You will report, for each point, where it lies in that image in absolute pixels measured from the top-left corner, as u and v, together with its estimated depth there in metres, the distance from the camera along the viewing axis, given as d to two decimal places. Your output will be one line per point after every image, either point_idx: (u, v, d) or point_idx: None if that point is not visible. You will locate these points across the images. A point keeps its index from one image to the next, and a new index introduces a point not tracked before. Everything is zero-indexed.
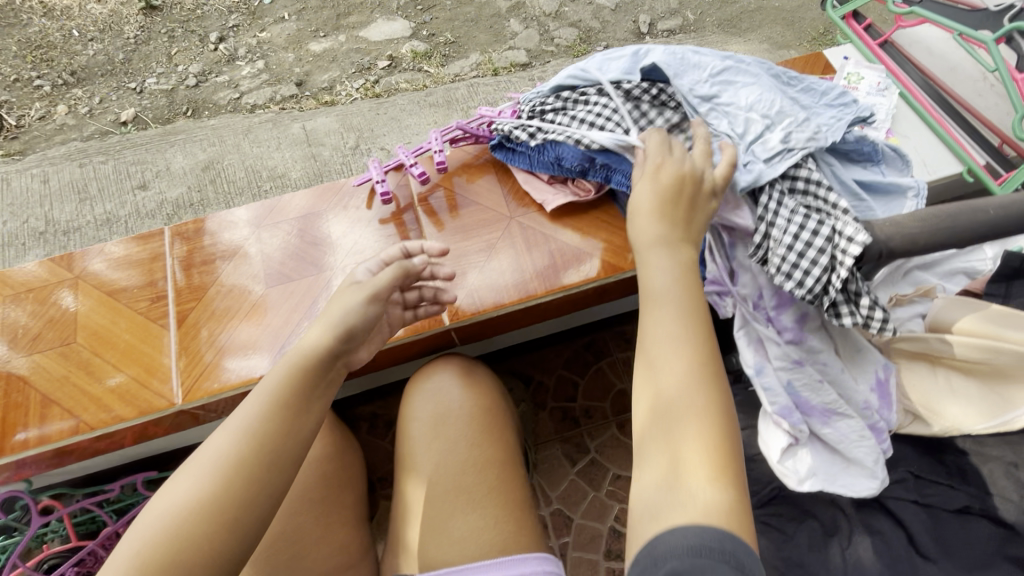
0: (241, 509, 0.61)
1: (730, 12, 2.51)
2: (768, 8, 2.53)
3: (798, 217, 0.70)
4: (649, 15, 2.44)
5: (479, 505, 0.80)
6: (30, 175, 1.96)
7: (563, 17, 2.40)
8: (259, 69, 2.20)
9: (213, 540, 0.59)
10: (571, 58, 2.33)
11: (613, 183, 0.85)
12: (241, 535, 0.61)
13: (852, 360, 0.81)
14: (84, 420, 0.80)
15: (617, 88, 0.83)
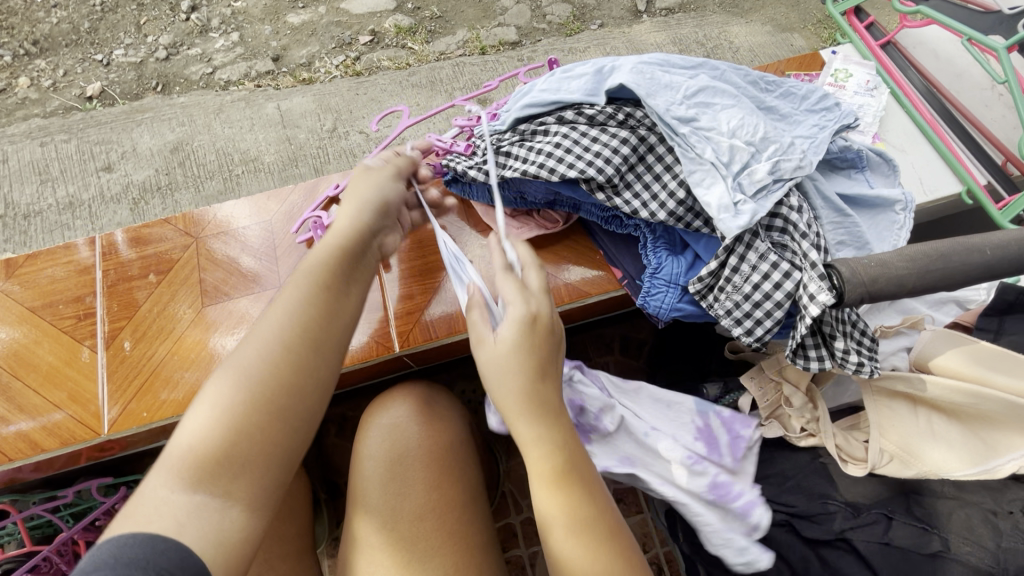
0: (289, 392, 0.60)
1: None
2: None
3: (764, 264, 0.63)
4: None
5: (436, 552, 0.77)
6: None
7: None
8: (233, 42, 2.07)
9: (268, 426, 0.58)
10: (563, 37, 2.20)
11: (584, 213, 0.73)
12: (294, 418, 0.60)
13: (665, 417, 0.83)
14: (4, 450, 0.76)
15: (578, 115, 0.66)
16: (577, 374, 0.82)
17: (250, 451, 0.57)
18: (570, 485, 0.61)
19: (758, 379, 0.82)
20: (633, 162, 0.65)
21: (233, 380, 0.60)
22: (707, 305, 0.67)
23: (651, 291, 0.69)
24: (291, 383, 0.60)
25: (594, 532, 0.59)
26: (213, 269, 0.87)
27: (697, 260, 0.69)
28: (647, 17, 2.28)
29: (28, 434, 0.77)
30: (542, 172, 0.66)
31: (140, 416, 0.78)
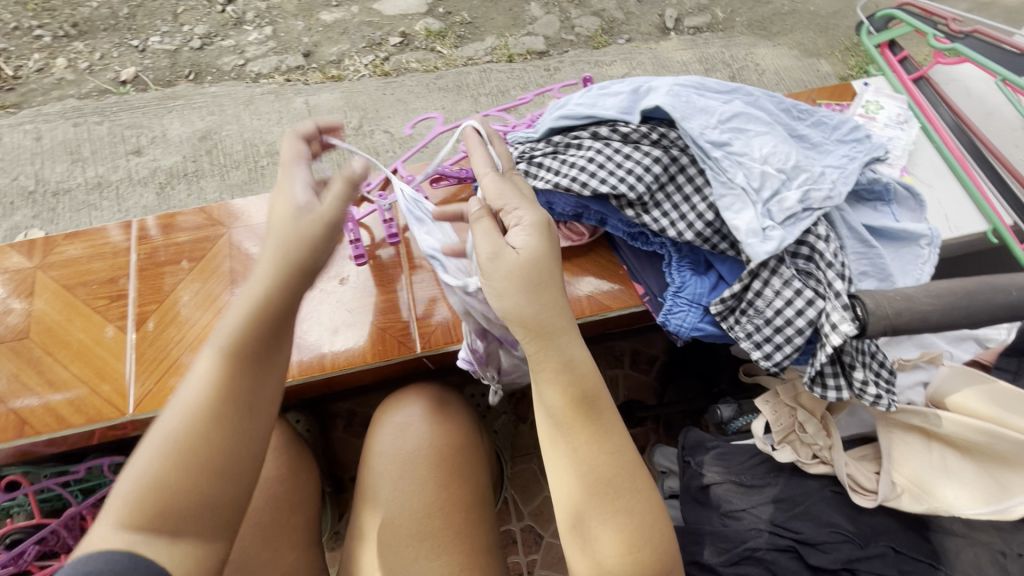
0: (226, 450, 0.56)
1: (762, 13, 2.39)
2: (803, 12, 2.41)
3: (788, 290, 0.64)
4: (676, 9, 2.33)
5: (441, 553, 0.78)
6: (23, 131, 1.90)
7: (586, 5, 2.29)
8: (266, 36, 2.11)
9: (203, 482, 0.55)
10: (590, 49, 2.23)
11: (609, 228, 0.74)
12: (231, 473, 0.57)
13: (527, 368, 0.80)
14: (31, 422, 0.78)
15: (612, 132, 0.68)
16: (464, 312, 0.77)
17: (185, 509, 0.54)
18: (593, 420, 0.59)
19: (771, 401, 0.79)
20: (663, 181, 0.66)
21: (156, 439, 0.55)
22: (728, 328, 0.68)
23: (673, 309, 0.70)
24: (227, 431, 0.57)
25: (615, 472, 0.59)
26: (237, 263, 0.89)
27: (720, 282, 0.70)
28: (674, 35, 2.29)
29: (55, 409, 0.79)
30: (574, 185, 0.67)
31: (166, 398, 0.80)
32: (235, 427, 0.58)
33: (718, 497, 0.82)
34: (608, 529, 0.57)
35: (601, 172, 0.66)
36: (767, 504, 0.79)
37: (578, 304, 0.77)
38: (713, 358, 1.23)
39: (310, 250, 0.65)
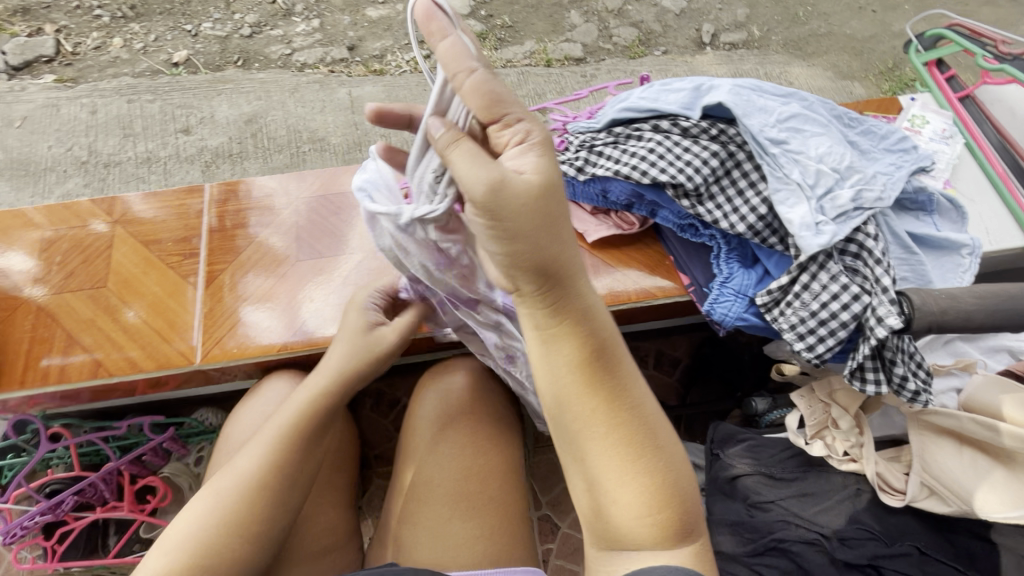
0: (261, 523, 0.69)
1: (798, 33, 2.42)
2: (840, 34, 2.43)
3: (834, 285, 0.67)
4: (713, 25, 2.37)
5: (470, 516, 0.81)
6: (79, 104, 1.98)
7: (625, 16, 2.33)
8: (313, 28, 2.19)
9: (235, 548, 0.67)
10: (627, 59, 2.27)
11: (659, 219, 0.77)
12: (260, 545, 0.69)
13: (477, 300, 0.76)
14: (106, 365, 0.83)
15: (673, 126, 0.71)
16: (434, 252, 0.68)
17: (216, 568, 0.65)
18: (594, 374, 0.57)
19: (806, 396, 0.82)
20: (720, 175, 0.70)
21: (205, 503, 0.68)
22: (771, 319, 0.71)
23: (719, 299, 0.73)
24: (267, 508, 0.70)
25: (610, 430, 0.57)
26: (284, 241, 0.94)
27: (766, 276, 0.73)
28: (709, 50, 2.33)
29: (127, 354, 0.84)
30: (634, 174, 0.71)
31: (234, 351, 0.85)
32: (272, 506, 0.70)
33: (746, 487, 0.84)
34: (582, 487, 0.59)
35: (661, 163, 0.70)
36: (796, 497, 0.81)
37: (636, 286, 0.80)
38: (738, 361, 1.25)
39: (358, 366, 0.80)
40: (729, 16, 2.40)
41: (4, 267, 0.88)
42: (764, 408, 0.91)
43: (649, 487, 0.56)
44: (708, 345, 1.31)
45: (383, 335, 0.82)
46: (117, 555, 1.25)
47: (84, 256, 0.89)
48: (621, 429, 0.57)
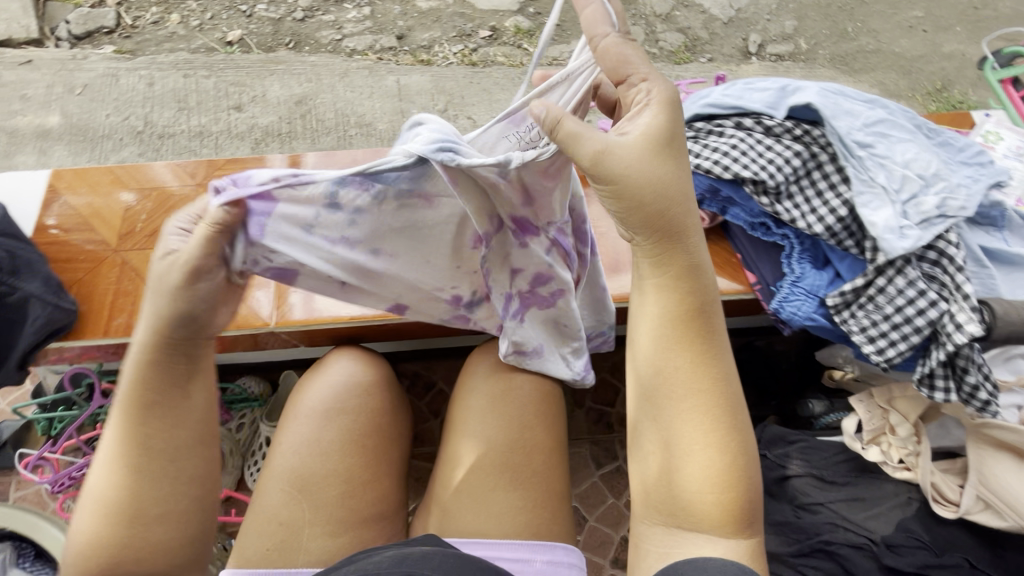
0: (139, 462, 0.65)
1: (846, 48, 2.38)
2: (888, 52, 2.39)
3: (911, 290, 0.68)
4: (761, 35, 2.34)
5: (513, 487, 0.85)
6: (137, 76, 2.02)
7: (672, 21, 2.31)
8: (364, 16, 2.22)
9: (121, 490, 0.64)
10: (672, 63, 2.24)
11: (728, 217, 0.79)
12: (156, 483, 0.65)
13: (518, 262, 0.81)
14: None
15: (757, 124, 0.73)
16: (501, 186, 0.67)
17: (154, 513, 0.65)
18: (697, 337, 0.60)
19: (866, 401, 0.83)
20: (800, 175, 0.71)
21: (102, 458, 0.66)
22: (841, 321, 0.71)
23: (789, 297, 0.74)
24: (150, 487, 0.65)
25: (696, 394, 0.60)
26: None
27: (837, 278, 0.73)
28: (755, 59, 2.31)
29: None
30: (715, 168, 0.72)
31: None
32: (166, 487, 0.66)
33: (796, 489, 0.84)
34: (658, 443, 0.61)
35: (744, 158, 0.71)
36: (847, 501, 0.81)
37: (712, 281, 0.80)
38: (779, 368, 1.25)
39: (164, 325, 0.64)
40: (778, 27, 2.38)
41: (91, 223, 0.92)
42: (820, 411, 0.91)
43: (721, 459, 0.58)
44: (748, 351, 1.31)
45: (178, 264, 0.63)
46: None
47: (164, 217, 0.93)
48: (706, 397, 0.59)
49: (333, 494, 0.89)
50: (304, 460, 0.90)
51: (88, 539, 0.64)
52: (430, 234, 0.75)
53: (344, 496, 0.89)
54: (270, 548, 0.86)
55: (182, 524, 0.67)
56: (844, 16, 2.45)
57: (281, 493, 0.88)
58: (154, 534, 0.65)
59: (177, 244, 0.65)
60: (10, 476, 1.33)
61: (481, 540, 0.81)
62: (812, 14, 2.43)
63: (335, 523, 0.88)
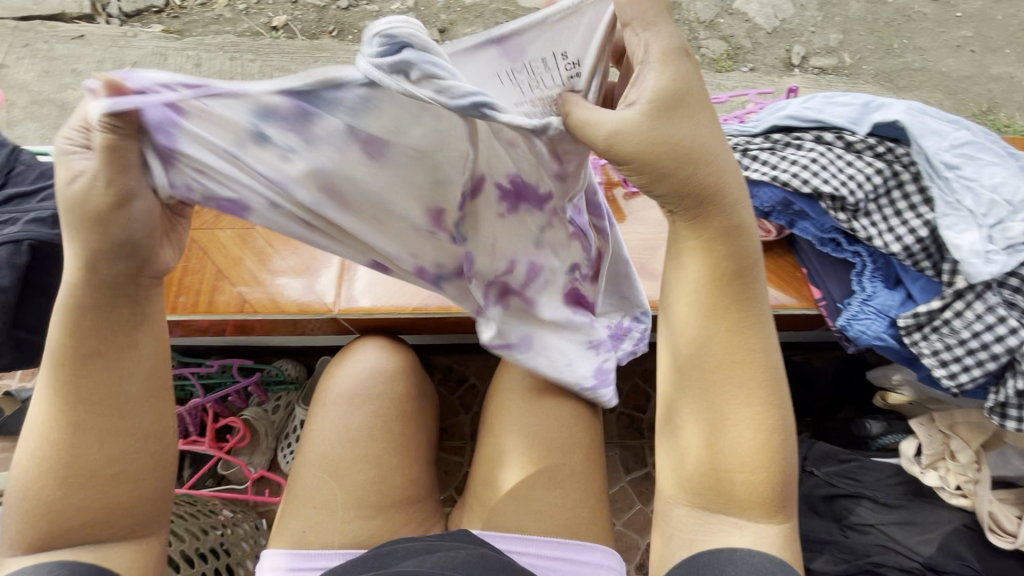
0: (99, 409, 0.58)
1: (891, 66, 2.04)
2: (933, 71, 2.04)
3: (991, 316, 0.67)
4: (804, 47, 2.02)
5: (553, 485, 0.85)
6: (185, 56, 1.98)
7: (716, 28, 1.99)
8: (408, 6, 2.19)
9: (88, 442, 0.58)
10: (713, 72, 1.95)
11: (797, 230, 0.78)
12: (121, 435, 0.60)
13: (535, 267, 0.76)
14: (250, 303, 0.89)
15: (839, 139, 0.73)
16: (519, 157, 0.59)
17: (132, 464, 0.61)
18: (732, 310, 0.58)
19: (926, 424, 0.82)
20: (880, 193, 0.71)
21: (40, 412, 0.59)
22: (912, 343, 0.71)
23: (859, 315, 0.73)
24: (96, 442, 0.59)
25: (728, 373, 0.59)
26: None
27: (909, 299, 0.72)
28: (797, 71, 1.98)
29: (272, 294, 0.89)
30: (793, 181, 0.72)
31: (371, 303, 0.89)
32: (113, 435, 0.59)
33: (846, 507, 0.83)
34: (700, 422, 0.60)
35: (824, 173, 0.71)
36: (901, 525, 0.80)
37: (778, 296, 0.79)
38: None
39: (93, 263, 0.54)
40: (822, 38, 2.03)
41: None
42: (877, 432, 0.90)
43: (755, 442, 0.58)
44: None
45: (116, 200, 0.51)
46: (194, 487, 1.28)
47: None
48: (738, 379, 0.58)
49: (362, 481, 0.80)
50: (332, 446, 0.81)
51: (30, 499, 0.57)
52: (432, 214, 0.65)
53: (376, 481, 0.80)
54: (304, 531, 0.77)
55: (146, 483, 0.61)
56: (892, 30, 2.07)
57: (302, 477, 0.80)
58: (122, 491, 0.60)
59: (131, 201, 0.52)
60: None
61: (519, 537, 0.82)
62: (860, 25, 2.07)
63: (365, 507, 0.79)
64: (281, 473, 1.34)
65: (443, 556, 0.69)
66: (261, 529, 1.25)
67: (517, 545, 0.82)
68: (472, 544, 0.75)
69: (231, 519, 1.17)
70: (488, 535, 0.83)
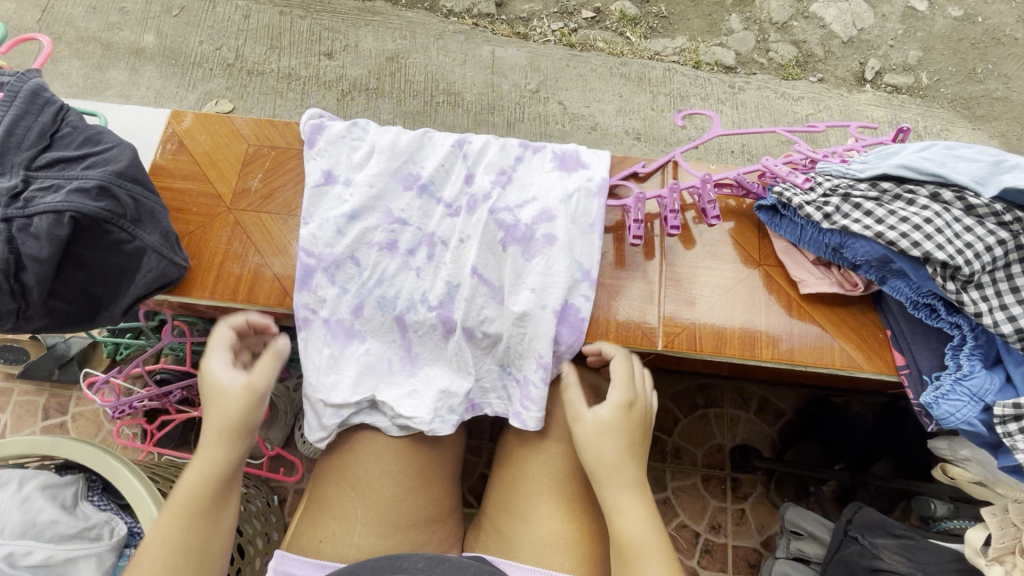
0: None
1: (970, 89, 1.76)
2: (1015, 99, 1.76)
3: None
4: (881, 60, 1.75)
5: (570, 518, 0.76)
6: (234, 4, 1.72)
7: (789, 30, 1.75)
8: None
9: None
10: (778, 80, 1.73)
11: (887, 288, 0.73)
12: None
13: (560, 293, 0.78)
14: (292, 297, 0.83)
15: (957, 202, 0.66)
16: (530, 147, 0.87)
17: None
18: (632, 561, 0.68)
19: (998, 515, 0.75)
20: (995, 266, 0.65)
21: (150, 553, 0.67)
22: (1005, 434, 0.64)
23: (948, 395, 0.67)
24: None
25: None
26: None
27: (1008, 384, 0.66)
28: (870, 89, 1.74)
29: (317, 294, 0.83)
30: (901, 241, 0.65)
31: None
32: None
33: None
34: None
35: (937, 237, 0.64)
36: None
37: (832, 354, 0.78)
38: (853, 431, 1.17)
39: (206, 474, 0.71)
40: (901, 54, 1.76)
41: (218, 175, 0.88)
42: (941, 514, 0.87)
43: None
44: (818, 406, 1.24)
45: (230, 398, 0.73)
46: None
47: (285, 177, 0.89)
48: None
49: (386, 496, 0.76)
50: (364, 458, 0.78)
51: None
52: (524, 168, 0.86)
53: (393, 502, 0.76)
54: (321, 540, 0.75)
55: None
56: (978, 53, 1.78)
57: (332, 485, 0.78)
58: None
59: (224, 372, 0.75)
60: (71, 390, 1.34)
61: (533, 571, 0.72)
62: (943, 43, 1.78)
63: (386, 524, 0.75)
64: (296, 452, 1.30)
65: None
66: (271, 506, 1.20)
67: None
68: (473, 559, 0.71)
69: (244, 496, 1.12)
70: (501, 564, 0.73)
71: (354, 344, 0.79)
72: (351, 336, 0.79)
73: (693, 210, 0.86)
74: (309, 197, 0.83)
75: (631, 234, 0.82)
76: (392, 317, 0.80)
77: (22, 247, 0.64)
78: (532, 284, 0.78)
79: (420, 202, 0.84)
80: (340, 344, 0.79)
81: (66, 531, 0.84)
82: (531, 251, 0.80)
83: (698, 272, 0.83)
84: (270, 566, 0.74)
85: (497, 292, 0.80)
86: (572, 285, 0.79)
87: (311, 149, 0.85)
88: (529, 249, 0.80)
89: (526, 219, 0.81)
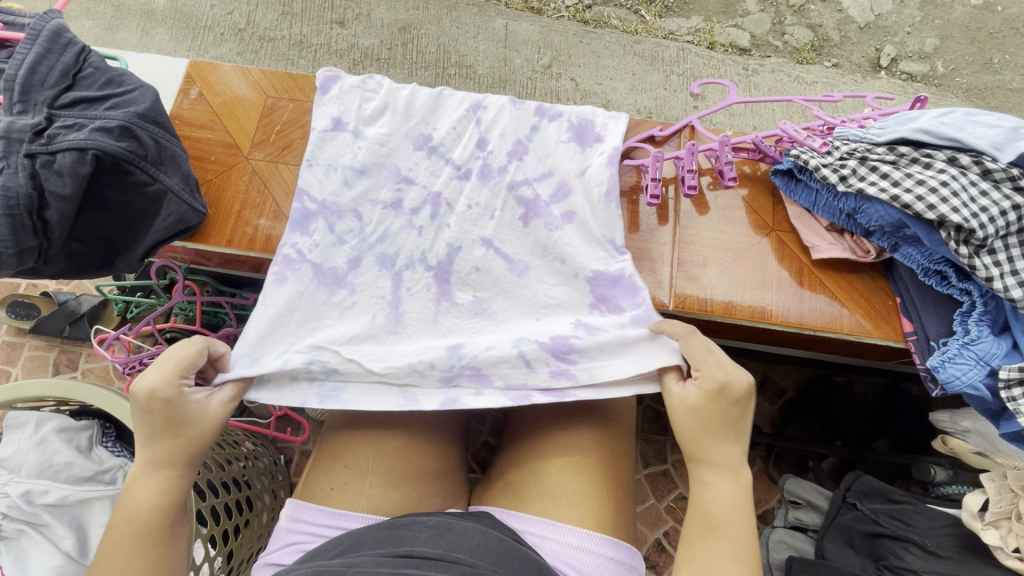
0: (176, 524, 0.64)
1: (983, 80, 1.74)
2: None
3: None
4: (896, 47, 1.73)
5: (579, 471, 0.76)
6: None
7: (806, 11, 1.73)
8: None
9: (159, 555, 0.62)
10: (792, 63, 1.71)
11: (898, 255, 0.74)
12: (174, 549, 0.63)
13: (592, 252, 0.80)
14: None
15: (973, 167, 0.66)
16: (546, 120, 0.88)
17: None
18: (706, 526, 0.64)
19: (997, 480, 0.76)
20: (1008, 232, 0.65)
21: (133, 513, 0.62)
22: (1009, 397, 0.65)
23: (955, 358, 0.68)
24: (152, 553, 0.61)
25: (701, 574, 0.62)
26: None
27: (1015, 349, 0.67)
28: (884, 75, 1.72)
29: None
30: (916, 203, 0.66)
31: None
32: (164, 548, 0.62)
33: (886, 548, 0.82)
34: None
35: (953, 199, 0.64)
36: None
37: (841, 321, 0.78)
38: (854, 408, 1.18)
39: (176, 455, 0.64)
40: (917, 42, 1.74)
41: (236, 127, 0.89)
42: (941, 479, 0.90)
43: None
44: (820, 384, 1.24)
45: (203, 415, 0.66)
46: None
47: (301, 132, 0.89)
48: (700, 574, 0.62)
49: (395, 447, 0.78)
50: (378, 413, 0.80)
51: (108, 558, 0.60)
52: (541, 139, 0.87)
53: (400, 452, 0.78)
54: (332, 484, 0.77)
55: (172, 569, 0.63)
56: (995, 43, 1.76)
57: (344, 433, 0.80)
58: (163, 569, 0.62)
59: (196, 393, 0.66)
60: (80, 347, 1.35)
61: (540, 521, 0.73)
62: (960, 32, 1.76)
63: (393, 474, 0.77)
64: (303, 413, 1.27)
65: (454, 543, 0.66)
66: (277, 464, 1.19)
67: (536, 529, 0.73)
68: (475, 520, 0.72)
69: (252, 451, 1.10)
70: (514, 518, 0.74)
71: (341, 293, 0.78)
72: (341, 285, 0.78)
73: (708, 173, 0.86)
74: (315, 141, 0.83)
75: (648, 194, 0.82)
76: (388, 274, 0.79)
77: (45, 184, 0.64)
78: (559, 256, 0.80)
79: (429, 162, 0.84)
80: (328, 292, 0.78)
81: (82, 473, 0.86)
82: (564, 218, 0.82)
83: (707, 237, 0.84)
84: (284, 513, 0.77)
85: (517, 270, 0.80)
86: (601, 243, 0.80)
87: (322, 98, 0.85)
88: (554, 221, 0.81)
89: (552, 198, 0.83)
